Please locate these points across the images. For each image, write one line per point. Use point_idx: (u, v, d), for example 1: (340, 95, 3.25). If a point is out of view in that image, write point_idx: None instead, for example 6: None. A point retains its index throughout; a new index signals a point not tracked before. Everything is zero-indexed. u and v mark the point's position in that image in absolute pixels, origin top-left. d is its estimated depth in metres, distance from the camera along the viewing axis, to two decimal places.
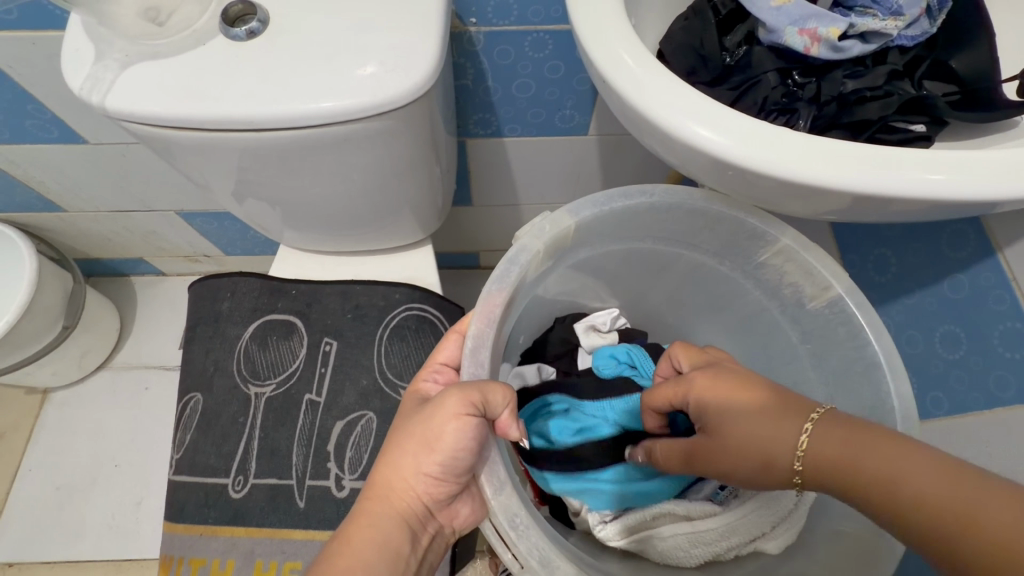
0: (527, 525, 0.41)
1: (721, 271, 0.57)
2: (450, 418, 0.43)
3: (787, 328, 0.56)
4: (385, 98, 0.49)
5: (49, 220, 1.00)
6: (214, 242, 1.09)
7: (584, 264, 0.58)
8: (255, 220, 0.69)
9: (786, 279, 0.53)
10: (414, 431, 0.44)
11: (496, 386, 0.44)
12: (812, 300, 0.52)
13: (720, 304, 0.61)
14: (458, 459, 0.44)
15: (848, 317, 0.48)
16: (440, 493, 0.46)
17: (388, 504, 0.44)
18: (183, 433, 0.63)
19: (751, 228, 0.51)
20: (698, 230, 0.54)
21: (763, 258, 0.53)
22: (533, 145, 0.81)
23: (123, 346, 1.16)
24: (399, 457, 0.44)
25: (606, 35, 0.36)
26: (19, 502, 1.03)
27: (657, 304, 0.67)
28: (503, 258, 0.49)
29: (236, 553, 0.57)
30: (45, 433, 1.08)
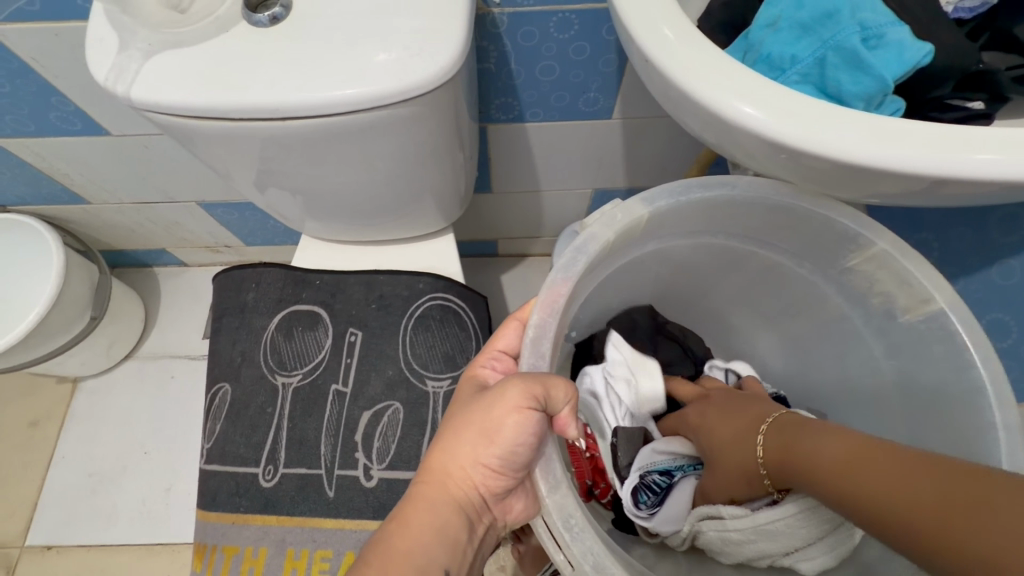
0: (581, 528, 0.40)
1: (802, 274, 0.56)
2: (513, 408, 0.42)
3: (870, 339, 0.54)
4: (412, 84, 0.48)
5: (75, 212, 1.01)
6: (234, 232, 1.09)
7: (652, 255, 0.57)
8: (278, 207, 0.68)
9: (878, 287, 0.50)
10: (473, 419, 0.44)
11: (559, 381, 0.43)
12: (904, 314, 0.49)
13: (799, 305, 0.60)
14: (516, 453, 0.43)
15: (949, 335, 0.46)
16: (497, 484, 0.45)
17: (446, 492, 0.44)
18: (213, 422, 0.63)
19: (842, 231, 0.49)
20: (777, 228, 0.53)
21: (850, 263, 0.51)
22: (556, 130, 0.79)
23: (149, 336, 1.18)
24: (459, 442, 0.44)
25: (649, 7, 0.34)
26: (56, 487, 1.06)
27: (725, 302, 0.66)
28: (569, 246, 0.47)
29: (269, 541, 0.58)
30: (77, 421, 1.11)
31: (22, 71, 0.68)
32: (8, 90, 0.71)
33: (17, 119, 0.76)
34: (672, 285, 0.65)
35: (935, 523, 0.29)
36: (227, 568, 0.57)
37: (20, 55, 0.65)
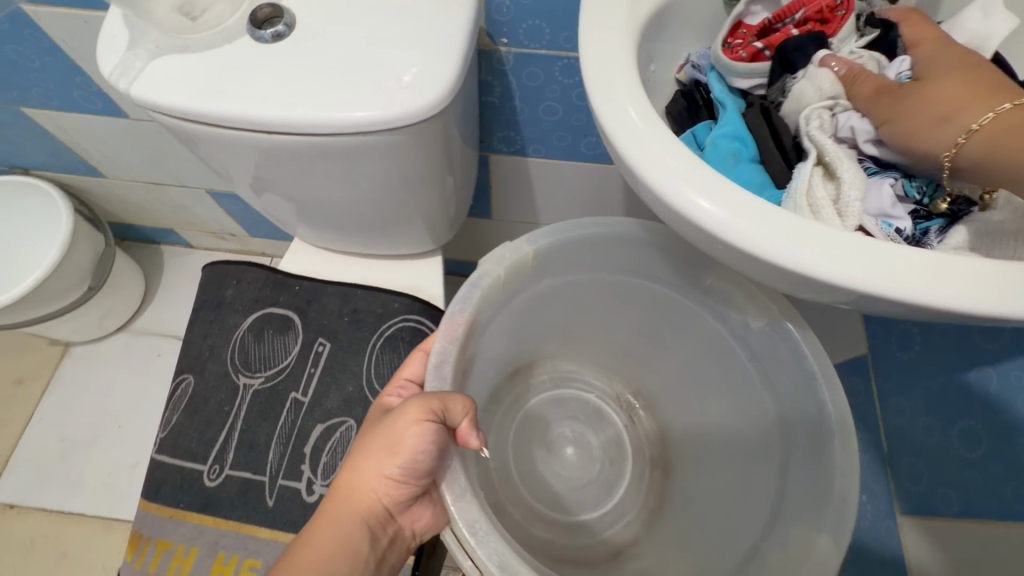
0: (486, 531, 0.44)
1: (682, 300, 0.61)
2: (412, 422, 0.45)
3: (737, 350, 0.59)
4: (399, 115, 0.48)
5: (90, 184, 1.04)
6: (239, 222, 1.12)
7: (547, 293, 0.63)
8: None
9: (731, 301, 0.56)
10: (378, 435, 0.46)
11: (457, 395, 0.46)
12: (752, 322, 0.56)
13: (677, 333, 0.64)
14: (419, 463, 0.45)
15: (787, 336, 0.53)
16: (402, 497, 0.47)
17: (351, 508, 0.46)
18: (171, 412, 0.64)
19: (699, 253, 0.56)
20: (653, 258, 0.59)
21: (707, 282, 0.58)
22: (556, 167, 0.80)
23: (145, 311, 1.21)
24: (364, 455, 0.46)
25: (615, 79, 0.35)
26: (28, 447, 1.08)
27: (626, 339, 0.69)
28: (465, 282, 0.53)
29: (201, 542, 0.57)
30: (61, 384, 1.13)
31: (53, 51, 0.71)
32: (39, 65, 0.74)
33: (44, 94, 0.80)
34: (574, 326, 0.69)
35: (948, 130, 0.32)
36: (157, 563, 0.57)
37: (50, 35, 0.68)
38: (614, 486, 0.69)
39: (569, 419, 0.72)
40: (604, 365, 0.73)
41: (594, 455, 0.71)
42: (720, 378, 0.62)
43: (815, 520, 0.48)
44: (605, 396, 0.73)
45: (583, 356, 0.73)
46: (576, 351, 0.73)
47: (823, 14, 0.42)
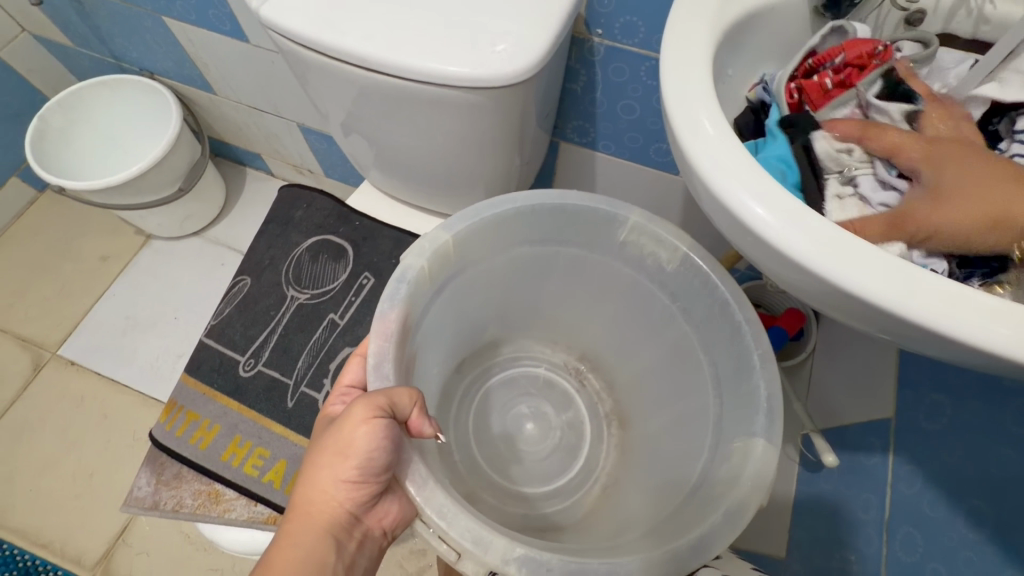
0: (454, 513, 0.51)
1: (612, 264, 0.70)
2: (355, 429, 0.49)
3: (660, 294, 0.68)
4: (483, 77, 0.52)
5: (201, 98, 1.15)
6: (319, 160, 1.21)
7: (482, 275, 0.71)
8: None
9: (645, 249, 0.66)
10: (328, 444, 0.50)
11: (401, 390, 0.52)
12: (668, 264, 0.65)
13: (623, 305, 0.73)
14: (372, 460, 0.50)
15: (697, 269, 0.62)
16: (360, 496, 0.51)
17: (314, 520, 0.50)
18: (224, 305, 0.70)
19: (606, 215, 0.65)
20: (574, 227, 0.68)
21: (622, 237, 0.67)
22: (621, 167, 0.82)
23: (219, 222, 1.32)
24: (318, 470, 0.51)
25: (689, 74, 0.37)
26: (97, 316, 1.20)
27: (576, 316, 0.79)
28: (391, 282, 0.59)
29: (224, 422, 0.64)
30: (136, 270, 1.26)
31: None
32: None
33: (185, 8, 0.89)
34: (518, 304, 0.79)
35: None
36: (183, 430, 0.63)
37: None
38: (577, 450, 0.79)
39: (524, 397, 0.82)
40: (549, 339, 0.84)
41: (552, 425, 0.81)
42: (653, 327, 0.72)
43: (748, 431, 0.57)
44: (555, 366, 0.84)
45: (524, 340, 0.85)
46: (523, 333, 0.84)
47: (862, 60, 0.42)
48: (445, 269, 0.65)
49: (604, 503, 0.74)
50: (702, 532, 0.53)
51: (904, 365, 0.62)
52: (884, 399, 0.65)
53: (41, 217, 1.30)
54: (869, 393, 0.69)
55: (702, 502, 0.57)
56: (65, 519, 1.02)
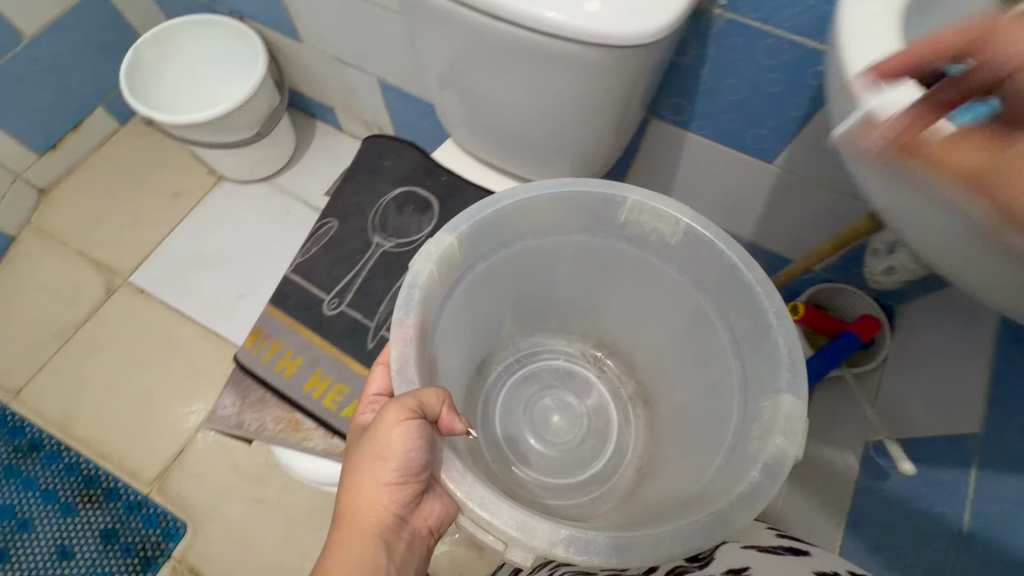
0: (495, 504, 0.53)
1: (636, 254, 0.73)
2: (391, 431, 0.52)
3: (674, 275, 0.71)
4: (614, 34, 0.51)
5: (285, 45, 1.16)
6: (392, 119, 1.22)
7: (506, 263, 0.74)
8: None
9: (647, 227, 0.69)
10: (367, 451, 0.53)
11: (428, 390, 0.55)
12: (670, 238, 0.69)
13: (652, 296, 0.76)
14: (410, 459, 0.53)
15: (700, 238, 0.66)
16: (404, 497, 0.54)
17: (362, 525, 0.53)
18: (311, 244, 0.72)
19: (606, 195, 0.68)
20: (593, 215, 0.71)
21: (622, 218, 0.70)
22: (712, 150, 0.81)
23: (288, 171, 1.35)
24: (362, 477, 0.53)
25: (870, 54, 0.38)
26: (167, 249, 1.24)
27: (600, 306, 0.82)
28: (403, 289, 0.61)
29: (306, 355, 0.66)
30: (207, 208, 1.30)
31: None
32: None
33: None
34: (539, 295, 0.82)
35: None
36: (268, 358, 0.66)
37: None
38: (605, 434, 0.84)
39: (548, 390, 0.86)
40: (564, 330, 0.88)
41: (578, 414, 0.84)
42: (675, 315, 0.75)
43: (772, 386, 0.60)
44: (574, 357, 0.87)
45: (539, 335, 0.88)
46: (538, 328, 0.88)
47: None
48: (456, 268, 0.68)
49: (638, 485, 0.77)
50: (743, 489, 0.56)
51: (1003, 383, 0.61)
52: (971, 413, 0.64)
53: (122, 149, 1.35)
54: (952, 405, 0.67)
55: (732, 472, 0.60)
56: (126, 434, 1.07)
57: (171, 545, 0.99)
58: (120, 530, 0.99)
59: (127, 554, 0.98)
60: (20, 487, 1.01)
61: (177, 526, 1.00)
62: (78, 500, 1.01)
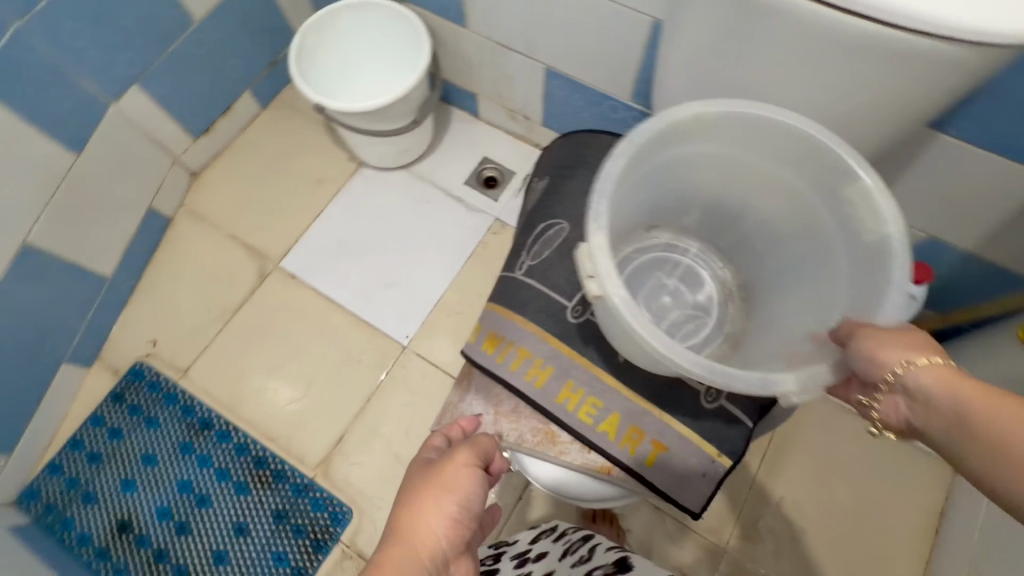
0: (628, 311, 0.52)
1: (814, 196, 0.61)
2: (461, 468, 0.55)
3: (843, 256, 0.60)
4: (998, 31, 0.45)
5: (446, 30, 1.12)
6: (545, 108, 1.18)
7: (676, 163, 0.65)
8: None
9: (856, 212, 0.57)
10: (430, 481, 0.53)
11: (487, 438, 0.59)
12: (867, 238, 0.56)
13: (802, 241, 0.65)
14: (472, 501, 0.53)
15: (891, 252, 0.53)
16: (457, 537, 0.51)
17: (414, 551, 0.48)
18: (544, 247, 0.69)
19: (835, 159, 0.57)
20: (786, 151, 0.60)
21: (844, 194, 0.57)
22: (960, 155, 0.73)
23: (426, 160, 1.33)
24: (422, 518, 0.51)
25: None
26: (314, 236, 1.25)
27: (748, 240, 0.71)
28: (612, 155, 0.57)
29: (556, 365, 0.63)
30: (350, 196, 1.29)
31: None
32: None
33: None
34: (708, 213, 0.72)
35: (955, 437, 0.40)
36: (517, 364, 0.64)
37: None
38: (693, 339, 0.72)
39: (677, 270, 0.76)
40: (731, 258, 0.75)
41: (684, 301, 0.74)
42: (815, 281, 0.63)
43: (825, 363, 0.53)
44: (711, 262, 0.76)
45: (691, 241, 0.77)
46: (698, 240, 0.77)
47: None
48: (653, 149, 0.61)
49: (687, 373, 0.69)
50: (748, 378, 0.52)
51: None
52: None
53: (264, 134, 1.36)
54: None
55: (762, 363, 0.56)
56: (289, 418, 1.10)
57: (339, 529, 1.02)
58: (291, 512, 1.03)
59: (299, 535, 1.01)
60: (197, 464, 1.06)
61: (344, 511, 1.03)
62: (250, 480, 1.05)
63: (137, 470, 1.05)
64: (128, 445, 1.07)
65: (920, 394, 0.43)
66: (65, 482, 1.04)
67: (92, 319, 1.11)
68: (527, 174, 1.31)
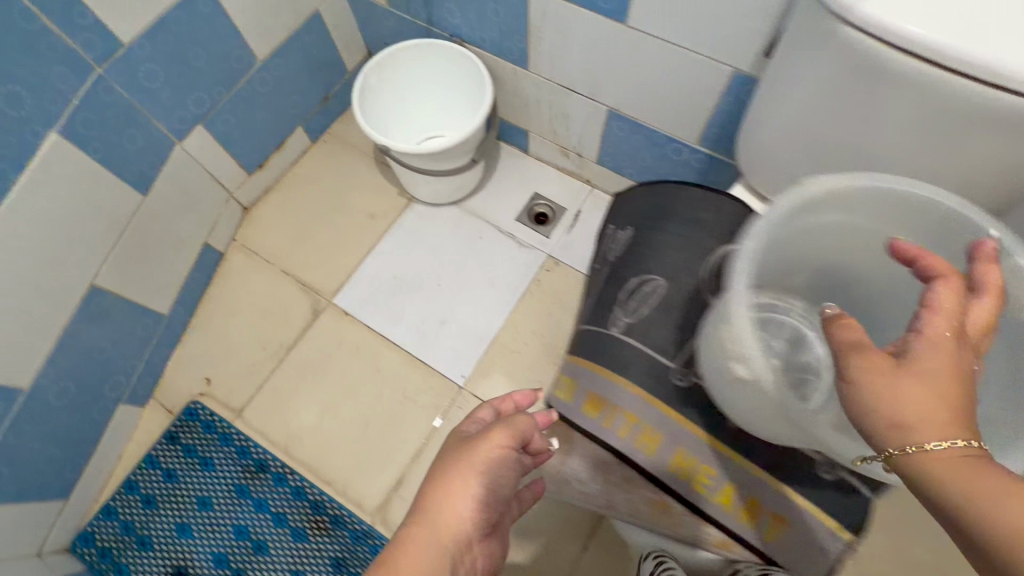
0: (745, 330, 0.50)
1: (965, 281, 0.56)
2: (495, 450, 0.57)
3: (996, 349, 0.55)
4: None
5: (506, 71, 1.13)
6: (601, 147, 1.18)
7: (814, 229, 0.61)
8: (707, 35, 0.80)
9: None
10: (461, 457, 0.56)
11: (524, 423, 0.60)
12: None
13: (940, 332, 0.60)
14: (497, 480, 0.56)
15: None
16: (483, 518, 0.54)
17: (440, 528, 0.51)
18: (641, 304, 0.68)
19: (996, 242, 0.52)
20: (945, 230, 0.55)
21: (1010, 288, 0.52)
22: None
23: (477, 195, 1.33)
24: (450, 487, 0.54)
25: None
26: (367, 272, 1.25)
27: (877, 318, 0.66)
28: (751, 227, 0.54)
29: (666, 431, 0.62)
30: (402, 231, 1.29)
31: None
32: None
33: None
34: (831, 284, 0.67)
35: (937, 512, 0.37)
36: (626, 430, 0.63)
37: None
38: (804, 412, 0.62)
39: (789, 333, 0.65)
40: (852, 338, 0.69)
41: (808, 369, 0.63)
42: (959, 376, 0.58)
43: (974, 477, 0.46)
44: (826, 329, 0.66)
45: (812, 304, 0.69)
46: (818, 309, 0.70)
47: None
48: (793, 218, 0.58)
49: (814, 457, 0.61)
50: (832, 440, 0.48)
51: None
52: None
53: (315, 169, 1.36)
54: None
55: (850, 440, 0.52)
56: (345, 461, 1.08)
57: None
58: (350, 560, 1.00)
59: None
60: (253, 509, 1.04)
61: None
62: (307, 526, 1.03)
63: (192, 515, 1.03)
64: (182, 488, 1.05)
65: (918, 486, 0.38)
66: (120, 526, 1.03)
67: (150, 358, 1.10)
68: (578, 210, 1.30)
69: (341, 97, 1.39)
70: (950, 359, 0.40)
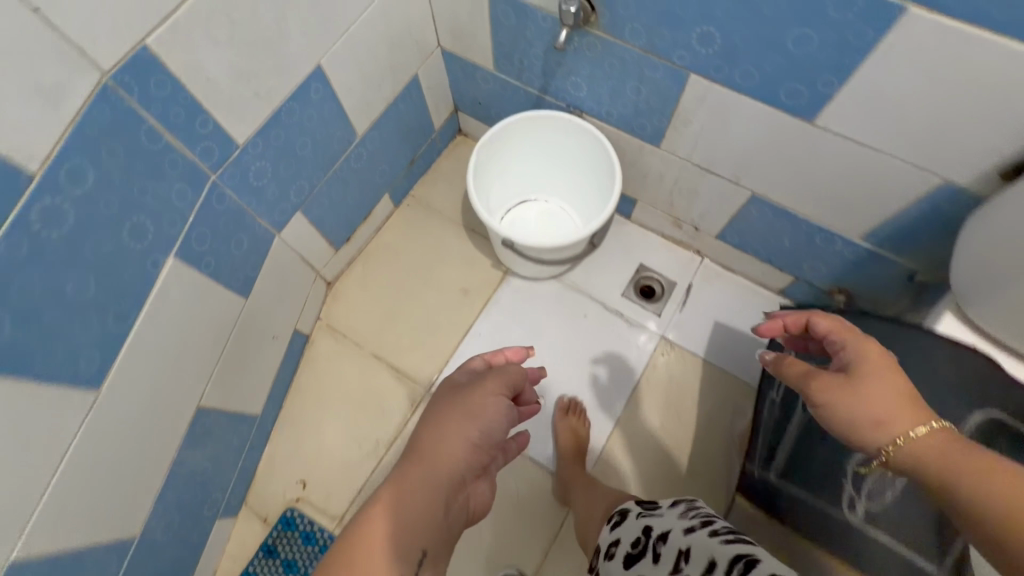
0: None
1: None
2: (490, 393, 0.71)
3: None
4: None
5: (628, 145, 1.02)
6: (727, 225, 1.07)
7: None
8: (916, 143, 0.70)
9: None
10: (460, 406, 0.69)
11: (512, 371, 0.75)
12: None
13: None
14: (494, 426, 0.68)
15: None
16: (466, 462, 0.65)
17: (430, 468, 0.62)
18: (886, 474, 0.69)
19: None
20: None
21: None
22: None
23: (576, 267, 1.23)
24: (450, 427, 0.66)
25: None
26: (464, 356, 1.15)
27: None
28: None
29: None
30: (498, 309, 1.20)
31: (849, 49, 0.63)
32: (801, 54, 0.67)
33: (748, 73, 0.74)
34: None
35: (945, 493, 0.50)
36: None
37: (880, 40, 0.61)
38: None
39: None
40: None
41: None
42: None
43: None
44: None
45: None
46: None
47: None
48: None
49: None
50: None
51: None
52: None
53: (398, 237, 1.27)
54: None
55: None
56: None
57: None
58: None
59: None
60: None
61: None
62: None
63: None
64: None
65: (914, 468, 0.53)
66: None
67: (243, 465, 1.01)
68: (689, 283, 1.20)
69: (425, 158, 1.29)
70: (881, 362, 0.59)
